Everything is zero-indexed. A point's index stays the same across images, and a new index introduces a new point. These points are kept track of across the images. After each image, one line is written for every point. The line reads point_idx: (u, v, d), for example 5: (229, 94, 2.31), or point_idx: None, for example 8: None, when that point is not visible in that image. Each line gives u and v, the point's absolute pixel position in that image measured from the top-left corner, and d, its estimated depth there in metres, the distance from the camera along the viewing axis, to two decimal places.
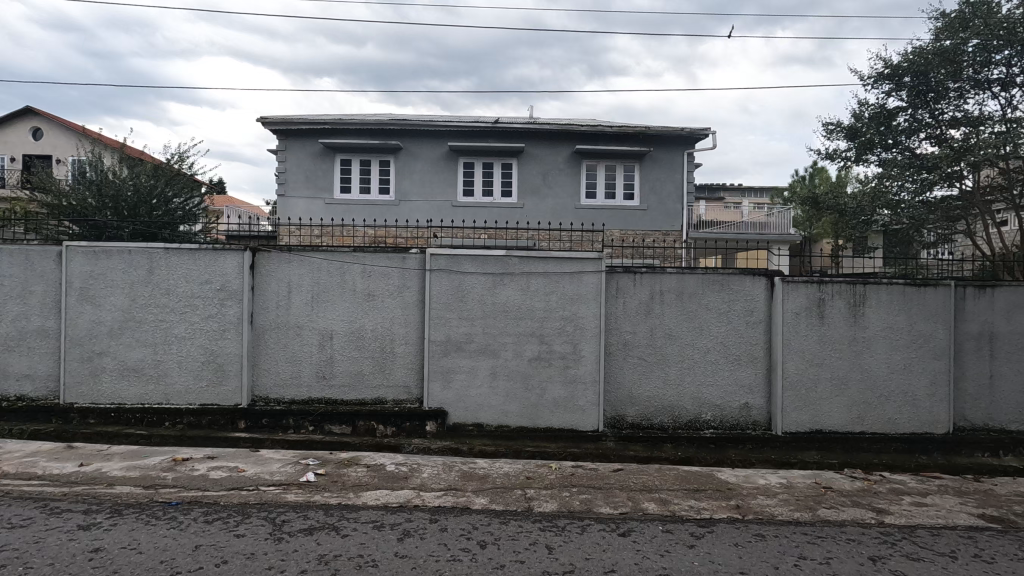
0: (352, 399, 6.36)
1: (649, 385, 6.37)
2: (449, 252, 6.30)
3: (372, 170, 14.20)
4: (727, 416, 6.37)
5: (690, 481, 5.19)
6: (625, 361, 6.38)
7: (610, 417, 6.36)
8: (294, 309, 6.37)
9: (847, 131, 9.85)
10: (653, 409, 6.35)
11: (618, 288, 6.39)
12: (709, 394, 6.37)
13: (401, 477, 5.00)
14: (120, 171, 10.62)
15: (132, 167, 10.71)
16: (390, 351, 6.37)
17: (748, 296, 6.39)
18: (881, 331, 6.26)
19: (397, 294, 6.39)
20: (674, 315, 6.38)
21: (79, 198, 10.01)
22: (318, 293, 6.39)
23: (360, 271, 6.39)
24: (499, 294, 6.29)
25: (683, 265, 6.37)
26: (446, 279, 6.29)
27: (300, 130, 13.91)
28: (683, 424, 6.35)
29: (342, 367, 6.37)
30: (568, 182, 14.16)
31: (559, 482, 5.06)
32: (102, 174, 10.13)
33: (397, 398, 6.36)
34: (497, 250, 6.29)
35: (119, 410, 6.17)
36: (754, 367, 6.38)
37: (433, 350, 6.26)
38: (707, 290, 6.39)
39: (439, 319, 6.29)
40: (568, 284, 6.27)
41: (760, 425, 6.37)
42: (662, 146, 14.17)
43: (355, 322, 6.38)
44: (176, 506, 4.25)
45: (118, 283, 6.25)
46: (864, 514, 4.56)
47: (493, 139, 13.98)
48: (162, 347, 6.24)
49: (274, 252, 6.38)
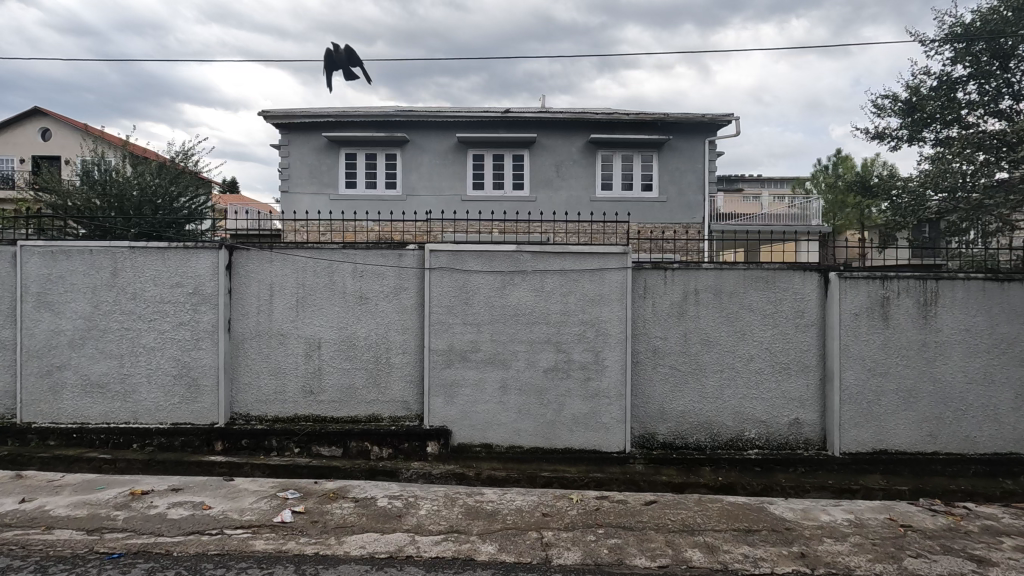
0: (344, 416, 5.60)
1: (683, 399, 5.53)
2: (452, 248, 5.49)
3: (377, 163, 13.44)
4: (775, 434, 5.51)
5: (739, 518, 4.35)
6: (655, 372, 5.54)
7: (638, 435, 5.54)
8: (277, 315, 5.62)
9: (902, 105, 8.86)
10: (688, 425, 5.52)
11: (646, 287, 5.54)
12: (753, 408, 5.51)
13: (395, 515, 4.22)
14: (124, 169, 9.89)
15: (134, 164, 10.09)
16: (386, 361, 5.60)
17: (798, 296, 5.51)
18: (957, 333, 5.34)
19: (392, 297, 5.60)
20: (711, 317, 5.52)
21: (77, 196, 9.22)
22: (304, 296, 5.63)
23: (351, 270, 5.62)
24: (510, 296, 5.47)
25: (722, 260, 5.50)
26: (449, 278, 5.49)
27: (301, 124, 13.20)
28: (723, 444, 5.52)
29: (332, 380, 5.61)
30: (584, 173, 13.29)
31: (582, 521, 4.24)
32: (103, 173, 9.52)
33: (394, 415, 5.58)
34: (507, 244, 5.45)
35: (81, 430, 5.45)
36: (804, 378, 5.50)
37: (435, 360, 5.47)
38: (750, 289, 5.52)
39: (441, 325, 5.49)
40: (588, 283, 5.44)
41: (812, 444, 5.50)
42: (682, 134, 13.23)
43: (346, 328, 5.61)
44: (117, 560, 3.50)
45: (79, 287, 5.53)
46: (963, 566, 3.69)
47: (504, 129, 13.16)
48: (129, 359, 5.51)
49: (254, 249, 5.62)
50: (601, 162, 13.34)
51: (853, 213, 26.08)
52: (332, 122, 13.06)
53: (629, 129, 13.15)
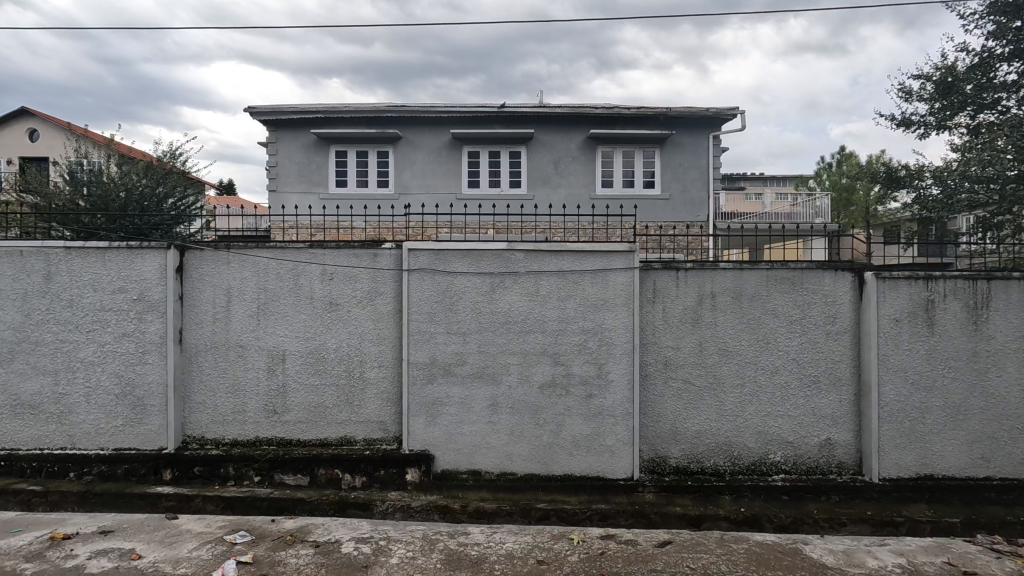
0: (312, 440, 4.92)
1: (699, 417, 4.85)
2: (434, 247, 4.80)
3: (367, 161, 12.76)
4: (803, 456, 4.83)
5: (769, 565, 3.67)
6: (666, 387, 4.85)
7: (647, 460, 4.86)
8: (235, 324, 4.93)
9: (936, 84, 8.12)
10: (704, 448, 4.85)
11: (656, 290, 4.85)
12: (779, 428, 4.84)
13: (360, 566, 3.55)
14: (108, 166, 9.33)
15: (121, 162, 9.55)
16: (360, 377, 4.91)
17: (829, 299, 4.83)
18: (1013, 341, 4.66)
19: (366, 303, 4.92)
20: (729, 324, 4.85)
21: (58, 198, 8.28)
22: (265, 303, 4.94)
23: (319, 273, 4.94)
24: (500, 301, 4.79)
25: (742, 258, 4.82)
26: (430, 281, 4.81)
27: (286, 120, 12.50)
28: (744, 468, 4.84)
29: (299, 398, 4.92)
30: (583, 170, 12.61)
31: (583, 571, 3.57)
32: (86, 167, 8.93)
33: (369, 438, 4.90)
34: (497, 241, 4.76)
35: (10, 458, 4.77)
36: (837, 393, 4.82)
37: (415, 375, 4.79)
38: (774, 292, 4.84)
39: (422, 335, 4.80)
40: (590, 285, 4.76)
41: (846, 468, 4.82)
42: (684, 127, 12.53)
43: (314, 339, 4.93)
44: None
45: (8, 294, 4.84)
46: None
47: (500, 124, 12.46)
48: (65, 376, 4.82)
49: (208, 249, 4.94)
50: (601, 159, 12.66)
51: (859, 211, 25.44)
52: (319, 118, 12.36)
53: (631, 123, 12.46)
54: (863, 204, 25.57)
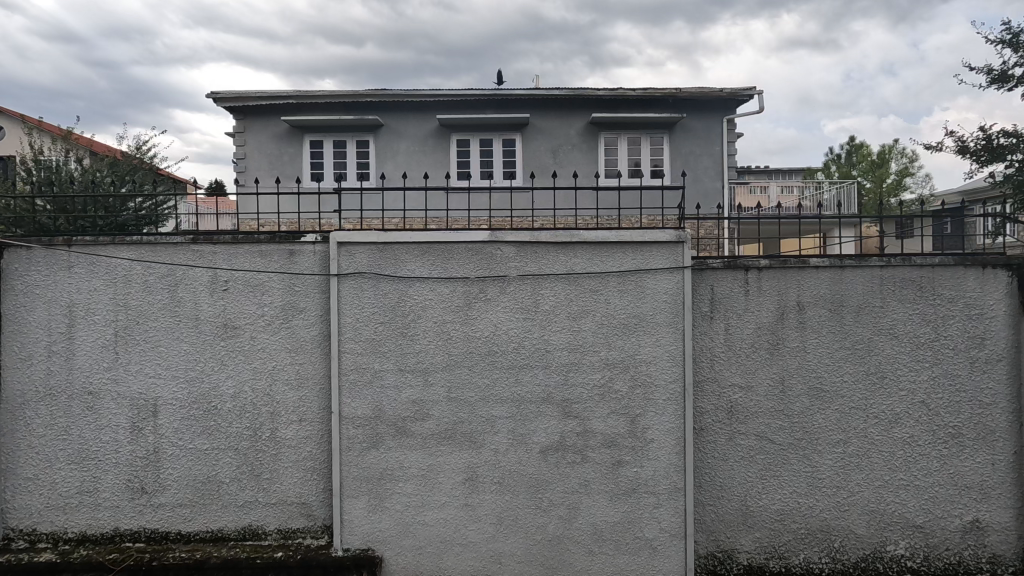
0: (199, 532, 3.27)
1: (781, 492, 3.23)
2: (379, 242, 3.14)
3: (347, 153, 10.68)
4: (939, 547, 3.22)
5: None
6: (732, 447, 3.23)
7: (705, 556, 3.23)
8: (82, 361, 3.28)
9: None
10: (790, 538, 3.23)
11: (714, 300, 3.23)
12: (901, 506, 3.22)
13: None
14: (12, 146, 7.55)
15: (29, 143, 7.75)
16: (270, 438, 3.26)
17: (973, 311, 3.22)
18: None
19: (279, 326, 3.26)
20: (826, 352, 3.23)
21: None
22: (127, 328, 3.28)
23: (208, 280, 3.28)
24: (479, 323, 3.14)
25: (843, 252, 3.21)
26: (374, 292, 3.16)
27: (250, 109, 10.53)
28: (851, 568, 3.21)
29: (179, 471, 3.28)
30: (585, 158, 10.70)
31: None
32: None
33: (285, 528, 3.27)
34: (472, 231, 3.12)
35: None
36: (986, 453, 3.21)
37: (352, 438, 3.14)
38: (892, 302, 3.23)
39: (361, 376, 3.15)
40: (615, 295, 3.12)
41: (1001, 565, 3.21)
42: (697, 109, 10.65)
43: (200, 381, 3.27)
44: None
45: None
46: None
47: (488, 107, 10.57)
48: None
49: (40, 248, 3.28)
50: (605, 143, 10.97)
51: (872, 202, 23.86)
52: (290, 106, 10.42)
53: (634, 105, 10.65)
54: (876, 195, 24.00)
